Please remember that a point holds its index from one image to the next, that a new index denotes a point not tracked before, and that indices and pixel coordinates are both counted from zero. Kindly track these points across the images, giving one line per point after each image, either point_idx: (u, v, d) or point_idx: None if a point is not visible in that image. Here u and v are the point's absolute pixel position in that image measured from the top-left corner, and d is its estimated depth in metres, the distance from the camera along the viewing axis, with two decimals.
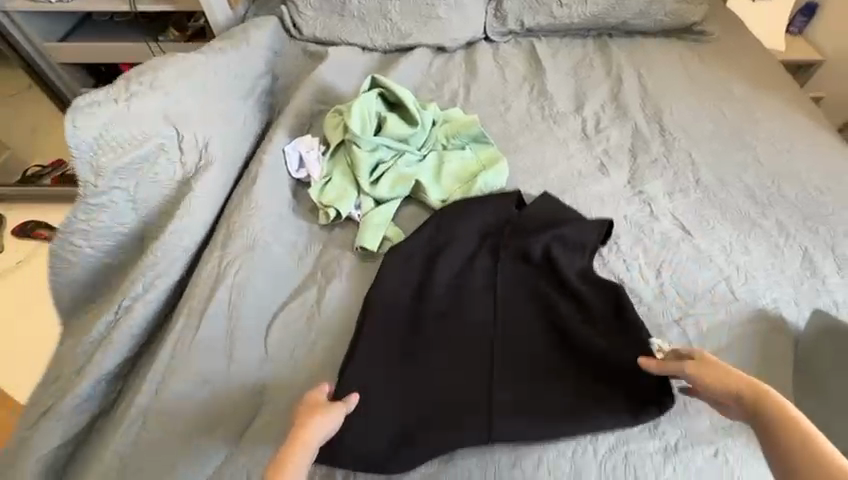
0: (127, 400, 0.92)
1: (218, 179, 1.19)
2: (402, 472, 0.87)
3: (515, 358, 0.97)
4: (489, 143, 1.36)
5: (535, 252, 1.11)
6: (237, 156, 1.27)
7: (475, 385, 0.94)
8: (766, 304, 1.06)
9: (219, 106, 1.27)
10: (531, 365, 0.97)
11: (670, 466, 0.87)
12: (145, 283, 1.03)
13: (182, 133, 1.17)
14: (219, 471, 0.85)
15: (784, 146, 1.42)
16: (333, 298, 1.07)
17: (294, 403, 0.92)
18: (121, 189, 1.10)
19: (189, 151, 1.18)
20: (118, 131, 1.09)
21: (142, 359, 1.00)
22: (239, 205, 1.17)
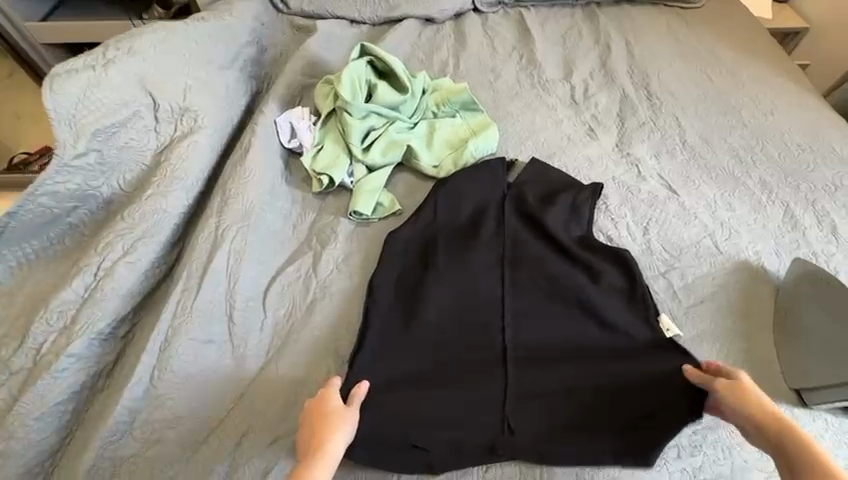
0: (131, 362, 0.94)
1: (206, 145, 1.19)
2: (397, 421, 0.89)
3: (529, 329, 0.98)
4: (479, 110, 1.37)
5: (534, 221, 1.13)
6: (223, 126, 1.26)
7: (476, 346, 0.96)
8: (748, 256, 1.10)
9: (204, 75, 1.28)
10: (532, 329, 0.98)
11: None
12: (125, 246, 1.03)
13: (160, 100, 1.17)
14: (222, 427, 0.86)
15: (768, 108, 1.44)
16: (329, 262, 1.08)
17: (293, 360, 0.94)
18: (98, 152, 1.09)
19: (170, 119, 1.19)
20: (98, 97, 1.09)
21: (143, 324, 1.01)
22: (230, 171, 1.16)
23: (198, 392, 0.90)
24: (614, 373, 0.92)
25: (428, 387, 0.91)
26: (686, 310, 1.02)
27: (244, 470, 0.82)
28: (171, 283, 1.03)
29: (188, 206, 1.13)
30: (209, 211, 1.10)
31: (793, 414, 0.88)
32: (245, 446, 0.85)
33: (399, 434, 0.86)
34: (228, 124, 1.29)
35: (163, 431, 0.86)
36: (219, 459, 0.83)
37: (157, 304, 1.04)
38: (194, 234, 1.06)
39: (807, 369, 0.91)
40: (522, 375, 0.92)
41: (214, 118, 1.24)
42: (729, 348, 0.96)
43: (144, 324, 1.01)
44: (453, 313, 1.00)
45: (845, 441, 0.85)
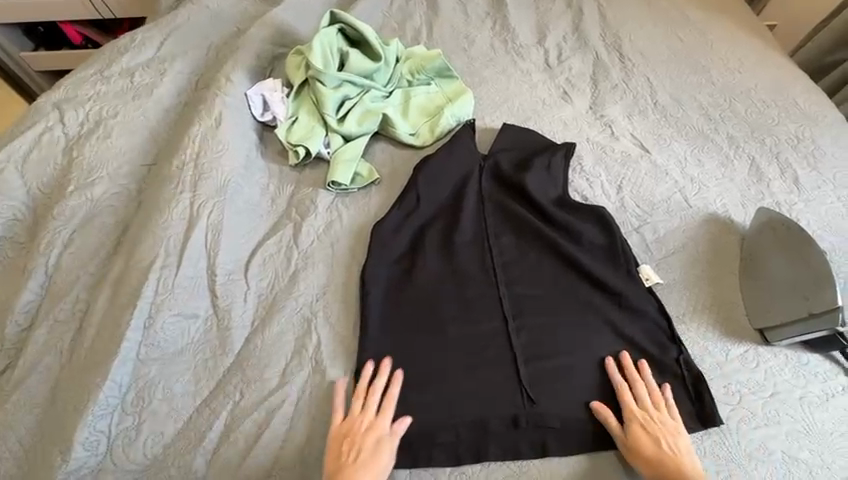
0: (107, 339, 0.89)
1: (128, 133, 1.13)
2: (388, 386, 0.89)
3: (523, 295, 1.00)
4: (453, 77, 1.36)
5: (515, 188, 1.14)
6: (159, 109, 1.19)
7: (463, 313, 0.97)
8: (716, 209, 1.14)
9: (159, 66, 1.25)
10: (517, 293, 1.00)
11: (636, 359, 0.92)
12: (73, 243, 1.01)
13: (66, 111, 1.14)
14: (213, 395, 0.86)
15: (735, 66, 1.47)
16: (311, 233, 1.08)
17: (280, 330, 0.93)
18: (11, 168, 1.07)
19: (83, 120, 1.14)
20: (24, 126, 1.14)
21: (103, 295, 0.93)
22: (192, 141, 1.10)
23: (184, 365, 0.88)
24: (598, 331, 0.95)
25: (420, 352, 0.93)
26: (658, 262, 1.06)
27: (236, 435, 0.82)
28: (131, 256, 0.96)
29: (128, 190, 1.09)
30: (162, 183, 1.05)
31: (756, 351, 0.93)
32: (236, 413, 0.84)
33: None
34: (165, 104, 1.20)
35: (147, 410, 0.84)
36: (211, 426, 0.82)
37: (115, 274, 0.95)
38: (165, 205, 1.01)
39: (769, 309, 0.95)
40: (526, 342, 0.94)
41: (135, 106, 1.17)
42: (697, 294, 1.01)
43: (103, 296, 0.93)
44: (444, 284, 1.01)
45: (804, 373, 0.90)
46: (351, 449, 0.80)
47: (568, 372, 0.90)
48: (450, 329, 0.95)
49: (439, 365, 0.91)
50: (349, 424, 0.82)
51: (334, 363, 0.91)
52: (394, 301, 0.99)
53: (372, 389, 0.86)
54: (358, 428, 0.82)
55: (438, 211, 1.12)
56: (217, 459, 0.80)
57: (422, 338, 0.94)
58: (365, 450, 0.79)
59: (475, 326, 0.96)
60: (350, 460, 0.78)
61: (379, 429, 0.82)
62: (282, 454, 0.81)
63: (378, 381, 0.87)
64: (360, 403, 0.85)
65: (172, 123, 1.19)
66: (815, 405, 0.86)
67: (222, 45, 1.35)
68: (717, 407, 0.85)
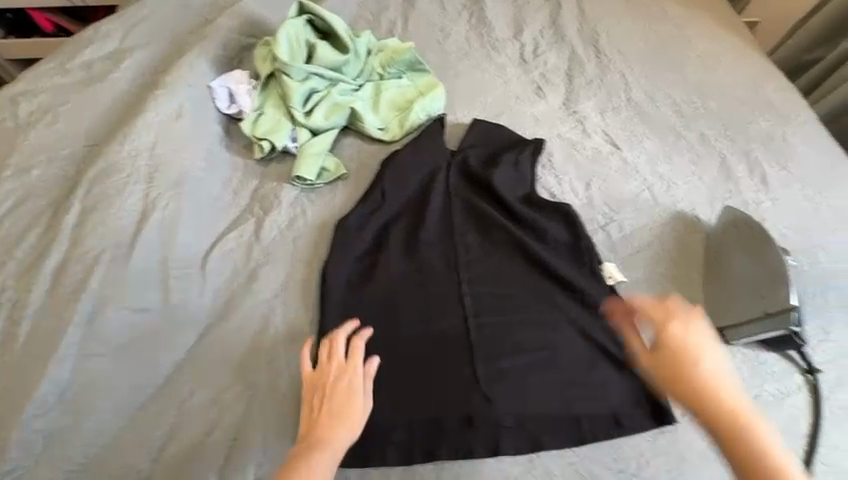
0: (46, 333, 0.86)
1: (76, 121, 1.11)
2: None
3: (485, 294, 0.99)
4: (425, 71, 1.35)
5: (482, 185, 1.13)
6: (118, 101, 1.16)
7: (423, 312, 0.96)
8: (684, 207, 1.14)
9: (119, 57, 1.23)
10: (480, 292, 0.99)
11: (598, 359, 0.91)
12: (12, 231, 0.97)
13: (21, 103, 1.14)
14: (161, 393, 0.84)
15: (711, 63, 1.46)
16: (272, 229, 1.07)
17: (234, 327, 0.92)
18: None
19: (35, 107, 1.13)
20: None
21: (39, 286, 0.89)
22: (142, 131, 1.08)
23: (128, 362, 0.85)
24: (559, 330, 0.94)
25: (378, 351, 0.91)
26: (622, 259, 1.05)
27: (183, 433, 0.81)
28: (77, 247, 0.93)
29: (69, 176, 1.04)
30: (108, 173, 1.02)
31: (714, 350, 0.93)
32: (184, 410, 0.83)
33: None
34: (125, 95, 1.18)
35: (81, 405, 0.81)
36: (158, 423, 0.81)
37: (54, 263, 0.92)
38: (117, 198, 0.99)
39: (730, 308, 0.96)
40: (484, 340, 0.93)
41: (94, 98, 1.15)
42: (660, 292, 1.00)
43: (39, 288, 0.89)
44: (405, 281, 1.00)
45: (761, 372, 0.90)
46: (323, 400, 0.78)
47: (526, 371, 0.89)
48: (409, 327, 0.94)
49: (397, 362, 0.90)
50: (320, 375, 0.80)
51: (289, 361, 0.89)
52: (355, 298, 0.97)
53: (335, 339, 0.85)
54: (329, 378, 0.80)
55: (404, 208, 1.11)
56: (163, 458, 0.79)
57: (381, 336, 0.93)
58: (339, 398, 0.78)
59: (435, 325, 0.95)
60: (326, 411, 0.76)
61: (351, 374, 0.81)
62: (231, 452, 0.80)
63: (344, 329, 0.87)
64: (327, 353, 0.84)
65: (125, 109, 1.15)
66: (769, 404, 0.87)
67: (188, 35, 1.32)
68: (671, 406, 0.85)
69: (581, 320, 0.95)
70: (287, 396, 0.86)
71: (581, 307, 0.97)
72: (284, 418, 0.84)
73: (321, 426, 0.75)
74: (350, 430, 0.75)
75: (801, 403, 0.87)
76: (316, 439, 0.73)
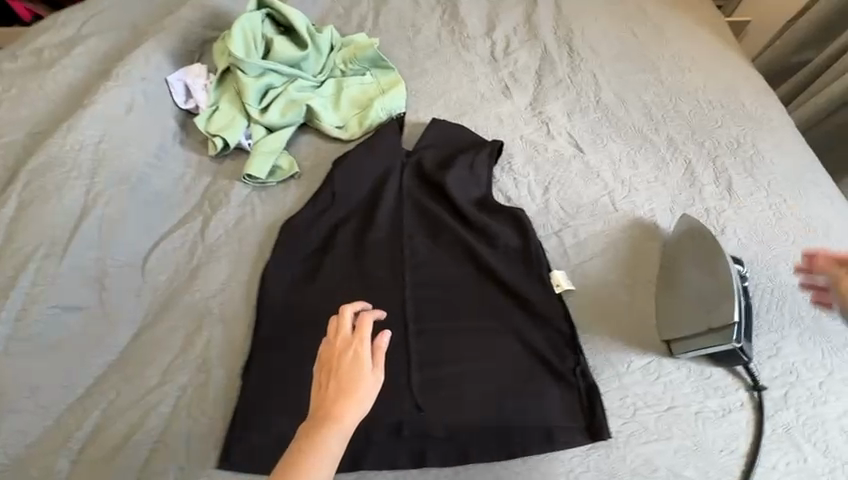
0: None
1: (24, 114, 1.10)
2: (276, 391, 0.86)
3: (429, 299, 0.97)
4: (389, 67, 1.31)
5: (436, 187, 1.10)
6: (68, 93, 1.15)
7: (364, 316, 0.95)
8: (643, 213, 1.11)
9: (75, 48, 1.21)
10: (424, 297, 0.97)
11: (538, 368, 0.89)
12: None
13: None
14: (88, 392, 0.84)
15: (686, 64, 1.42)
16: (218, 227, 1.05)
17: (169, 327, 0.90)
18: None
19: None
20: None
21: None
22: (90, 125, 1.06)
23: (55, 359, 0.84)
24: (501, 338, 0.92)
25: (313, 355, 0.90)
26: (573, 267, 1.02)
27: (106, 434, 0.80)
28: (12, 243, 0.92)
29: (12, 168, 1.03)
30: (50, 167, 1.01)
31: (659, 363, 0.90)
32: (109, 410, 0.82)
33: (273, 399, 0.85)
34: (77, 87, 1.16)
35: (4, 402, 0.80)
36: (81, 423, 0.80)
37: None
38: (57, 192, 0.98)
39: (672, 320, 0.93)
40: (422, 348, 0.91)
41: (45, 91, 1.13)
42: (609, 302, 0.98)
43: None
44: (347, 285, 0.98)
45: (703, 387, 0.88)
46: (331, 379, 0.66)
47: (461, 381, 0.88)
48: None
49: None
50: (325, 353, 0.69)
51: (222, 363, 0.88)
52: (295, 301, 0.96)
53: (344, 308, 0.72)
54: (333, 358, 0.68)
55: (355, 208, 1.09)
56: (84, 458, 0.78)
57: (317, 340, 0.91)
58: (346, 377, 0.66)
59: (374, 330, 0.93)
60: (332, 392, 0.65)
61: (358, 348, 0.69)
62: (154, 454, 0.79)
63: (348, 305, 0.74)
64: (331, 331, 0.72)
65: (76, 102, 1.13)
66: (710, 421, 0.84)
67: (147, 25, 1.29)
68: (607, 420, 0.83)
69: (525, 328, 0.93)
70: (216, 399, 0.85)
71: (525, 315, 0.95)
72: (210, 422, 0.83)
73: (328, 409, 0.64)
74: (358, 412, 0.64)
75: (743, 422, 0.84)
76: (323, 423, 0.62)
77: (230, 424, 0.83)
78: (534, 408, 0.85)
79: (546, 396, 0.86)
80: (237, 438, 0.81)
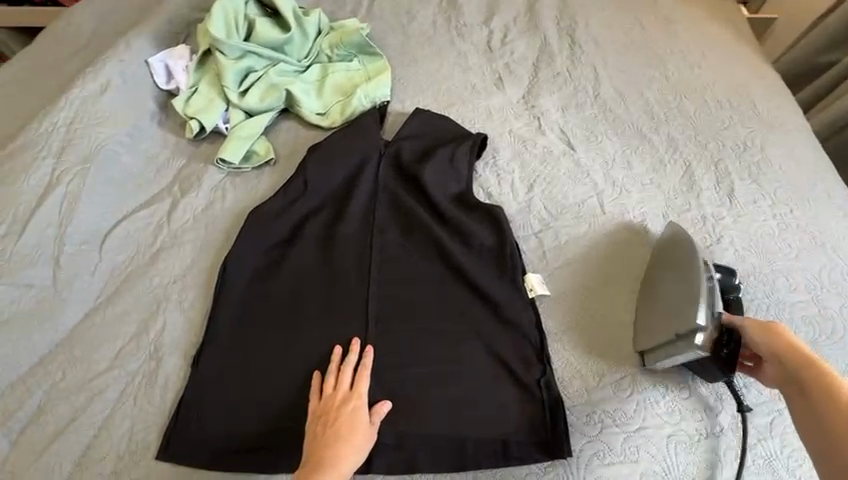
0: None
1: None
2: (225, 385, 0.83)
3: (394, 298, 0.92)
4: (377, 54, 1.26)
5: (413, 180, 1.05)
6: None
7: (324, 312, 0.91)
8: (632, 217, 1.04)
9: None
10: (389, 295, 0.92)
11: (501, 378, 0.84)
12: None
13: None
14: (33, 372, 0.82)
15: (696, 61, 1.33)
16: (186, 211, 1.02)
17: (123, 312, 0.88)
18: None
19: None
20: None
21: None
22: (65, 106, 1.06)
23: (2, 337, 0.83)
24: (466, 343, 0.87)
25: (267, 350, 0.86)
26: (551, 271, 0.96)
27: (46, 418, 0.78)
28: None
29: None
30: (20, 144, 1.00)
31: (633, 378, 0.83)
32: (52, 392, 0.80)
33: (222, 393, 0.82)
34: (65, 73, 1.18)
35: None
36: (23, 404, 0.79)
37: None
38: (23, 169, 0.97)
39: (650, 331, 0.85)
40: (381, 349, 0.87)
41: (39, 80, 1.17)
42: (586, 311, 0.91)
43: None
44: (310, 279, 0.94)
45: (680, 408, 0.81)
46: (329, 427, 0.75)
47: (418, 385, 0.83)
48: (306, 327, 0.89)
49: (283, 363, 0.85)
50: (325, 405, 0.77)
51: (174, 351, 0.86)
52: (255, 291, 0.93)
53: (347, 365, 0.81)
54: (332, 410, 0.76)
55: (328, 199, 1.04)
56: (22, 440, 0.76)
57: (273, 334, 0.88)
58: (344, 425, 0.75)
59: (333, 327, 0.89)
60: (330, 438, 0.73)
61: (357, 404, 0.77)
62: (93, 442, 0.77)
63: (351, 358, 0.82)
64: (332, 382, 0.80)
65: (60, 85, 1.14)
66: (683, 446, 0.77)
67: (139, 12, 1.30)
68: (569, 437, 0.78)
69: (493, 334, 0.88)
70: (163, 388, 0.82)
71: (494, 320, 0.89)
72: (155, 411, 0.80)
73: (325, 452, 0.72)
74: (352, 461, 0.72)
75: (721, 448, 0.77)
76: (320, 463, 0.70)
77: (172, 415, 0.80)
78: (493, 420, 0.80)
79: (508, 408, 0.81)
80: (177, 429, 0.79)
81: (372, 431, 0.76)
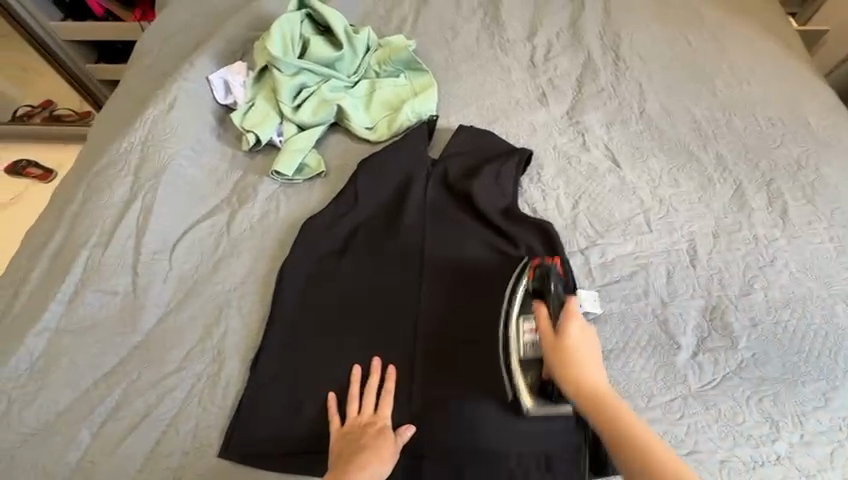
0: (32, 305, 0.97)
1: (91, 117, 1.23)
2: (281, 389, 0.87)
3: (443, 311, 0.94)
4: (423, 70, 1.29)
5: (461, 195, 1.08)
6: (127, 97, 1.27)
7: (376, 323, 0.94)
8: (680, 237, 1.03)
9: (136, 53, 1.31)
10: (438, 309, 0.95)
11: None
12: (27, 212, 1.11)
13: None
14: (113, 370, 0.90)
15: (745, 77, 1.30)
16: (244, 222, 1.08)
17: (190, 319, 0.95)
18: None
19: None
20: None
21: (40, 265, 1.01)
22: (140, 125, 1.15)
23: (92, 340, 0.93)
24: None
25: (321, 358, 0.90)
26: (599, 289, 0.96)
27: (124, 412, 0.86)
28: (72, 230, 1.04)
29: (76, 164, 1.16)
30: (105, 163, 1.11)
31: (684, 401, 0.83)
32: (130, 390, 0.88)
33: (279, 398, 0.87)
34: (135, 97, 1.28)
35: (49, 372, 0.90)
36: (104, 400, 0.87)
37: (50, 245, 1.03)
38: (108, 185, 1.08)
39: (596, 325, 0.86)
40: (431, 363, 0.89)
41: (111, 104, 1.28)
42: (633, 330, 0.91)
43: (39, 267, 1.01)
44: (361, 289, 0.97)
45: (733, 433, 0.80)
46: (354, 446, 0.78)
47: (467, 399, 0.85)
48: (358, 338, 0.92)
49: (338, 370, 0.89)
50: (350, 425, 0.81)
51: (235, 354, 0.91)
52: (308, 300, 0.97)
53: (369, 387, 0.84)
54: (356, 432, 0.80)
55: (377, 212, 1.08)
56: (103, 433, 0.84)
57: (327, 342, 0.92)
58: (369, 445, 0.78)
59: (384, 338, 0.92)
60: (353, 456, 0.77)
61: (380, 425, 0.81)
62: (163, 436, 0.83)
63: (374, 381, 0.85)
64: (358, 404, 0.84)
65: (129, 110, 1.25)
66: (737, 472, 0.76)
67: (203, 31, 1.40)
68: None
69: None
70: (225, 390, 0.88)
71: None
72: (218, 411, 0.86)
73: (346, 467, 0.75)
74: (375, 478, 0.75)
75: (777, 477, 0.76)
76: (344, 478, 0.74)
77: (233, 417, 0.85)
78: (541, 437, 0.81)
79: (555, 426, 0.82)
80: (237, 430, 0.83)
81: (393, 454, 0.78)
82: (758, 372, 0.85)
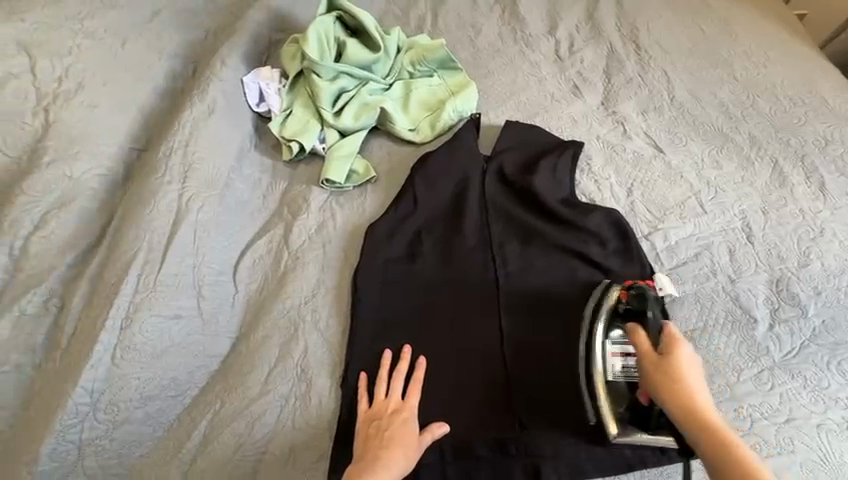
0: (80, 339, 0.88)
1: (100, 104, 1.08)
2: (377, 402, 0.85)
3: (525, 307, 0.94)
4: (459, 69, 1.28)
5: (521, 190, 1.08)
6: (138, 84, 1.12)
7: (460, 326, 0.92)
8: (733, 215, 1.07)
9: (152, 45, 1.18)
10: (520, 306, 0.94)
11: None
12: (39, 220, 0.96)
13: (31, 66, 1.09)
14: (194, 403, 0.87)
15: (761, 60, 1.37)
16: (302, 234, 1.04)
17: (265, 340, 0.91)
18: None
19: (58, 75, 1.09)
20: None
21: (81, 289, 0.91)
22: (177, 129, 1.07)
23: (162, 371, 0.87)
24: None
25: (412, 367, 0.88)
26: (669, 272, 0.99)
27: (215, 444, 0.82)
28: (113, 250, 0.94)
29: (97, 163, 1.03)
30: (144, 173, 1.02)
31: (772, 372, 0.86)
32: (219, 419, 0.84)
33: None
34: (148, 97, 1.13)
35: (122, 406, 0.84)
36: (190, 435, 0.83)
37: (90, 268, 0.93)
38: (149, 195, 0.99)
39: None
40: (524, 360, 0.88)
41: (108, 100, 1.08)
42: (711, 309, 0.94)
43: (80, 295, 0.91)
44: (438, 292, 0.96)
45: (822, 399, 0.84)
46: (377, 432, 0.79)
47: (566, 393, 0.85)
48: (445, 342, 0.91)
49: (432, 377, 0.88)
50: (375, 411, 0.82)
51: (322, 373, 0.88)
52: (386, 310, 0.94)
53: (397, 372, 0.85)
54: (382, 420, 0.80)
55: (439, 213, 1.07)
56: (195, 470, 0.81)
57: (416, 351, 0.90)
58: (396, 432, 0.79)
59: (472, 340, 0.91)
60: (374, 444, 0.77)
61: (407, 416, 0.81)
62: (259, 464, 0.81)
63: (402, 368, 0.86)
64: (385, 389, 0.85)
65: (151, 121, 1.12)
66: (834, 434, 0.81)
67: (218, 23, 1.29)
68: None
69: None
70: (320, 410, 0.85)
71: None
72: (318, 432, 0.83)
73: (365, 454, 0.77)
74: (396, 466, 0.75)
75: None
76: (372, 467, 0.74)
77: (334, 440, 0.82)
78: None
79: None
80: (342, 454, 0.81)
81: (419, 445, 0.79)
82: (831, 338, 0.91)
